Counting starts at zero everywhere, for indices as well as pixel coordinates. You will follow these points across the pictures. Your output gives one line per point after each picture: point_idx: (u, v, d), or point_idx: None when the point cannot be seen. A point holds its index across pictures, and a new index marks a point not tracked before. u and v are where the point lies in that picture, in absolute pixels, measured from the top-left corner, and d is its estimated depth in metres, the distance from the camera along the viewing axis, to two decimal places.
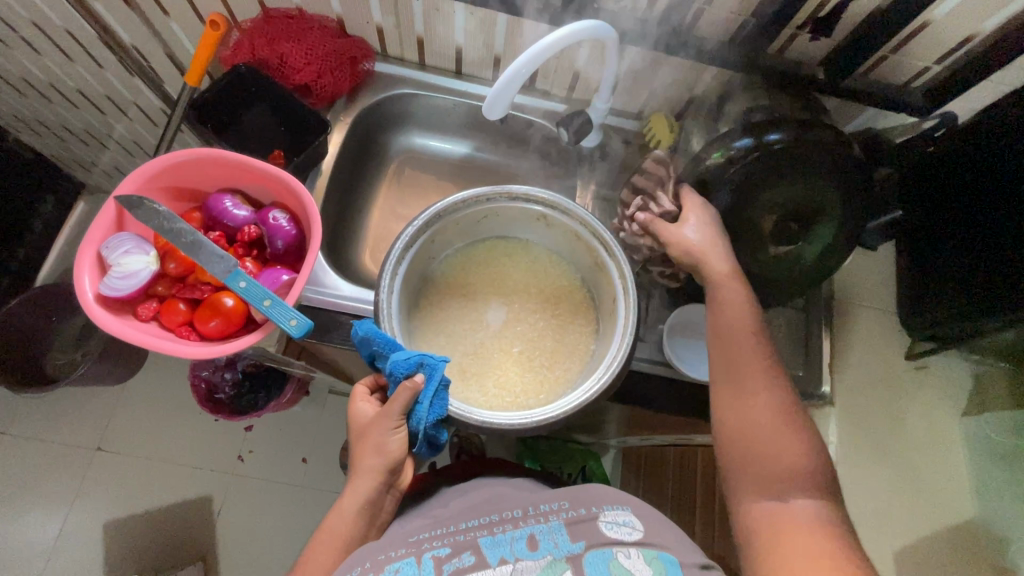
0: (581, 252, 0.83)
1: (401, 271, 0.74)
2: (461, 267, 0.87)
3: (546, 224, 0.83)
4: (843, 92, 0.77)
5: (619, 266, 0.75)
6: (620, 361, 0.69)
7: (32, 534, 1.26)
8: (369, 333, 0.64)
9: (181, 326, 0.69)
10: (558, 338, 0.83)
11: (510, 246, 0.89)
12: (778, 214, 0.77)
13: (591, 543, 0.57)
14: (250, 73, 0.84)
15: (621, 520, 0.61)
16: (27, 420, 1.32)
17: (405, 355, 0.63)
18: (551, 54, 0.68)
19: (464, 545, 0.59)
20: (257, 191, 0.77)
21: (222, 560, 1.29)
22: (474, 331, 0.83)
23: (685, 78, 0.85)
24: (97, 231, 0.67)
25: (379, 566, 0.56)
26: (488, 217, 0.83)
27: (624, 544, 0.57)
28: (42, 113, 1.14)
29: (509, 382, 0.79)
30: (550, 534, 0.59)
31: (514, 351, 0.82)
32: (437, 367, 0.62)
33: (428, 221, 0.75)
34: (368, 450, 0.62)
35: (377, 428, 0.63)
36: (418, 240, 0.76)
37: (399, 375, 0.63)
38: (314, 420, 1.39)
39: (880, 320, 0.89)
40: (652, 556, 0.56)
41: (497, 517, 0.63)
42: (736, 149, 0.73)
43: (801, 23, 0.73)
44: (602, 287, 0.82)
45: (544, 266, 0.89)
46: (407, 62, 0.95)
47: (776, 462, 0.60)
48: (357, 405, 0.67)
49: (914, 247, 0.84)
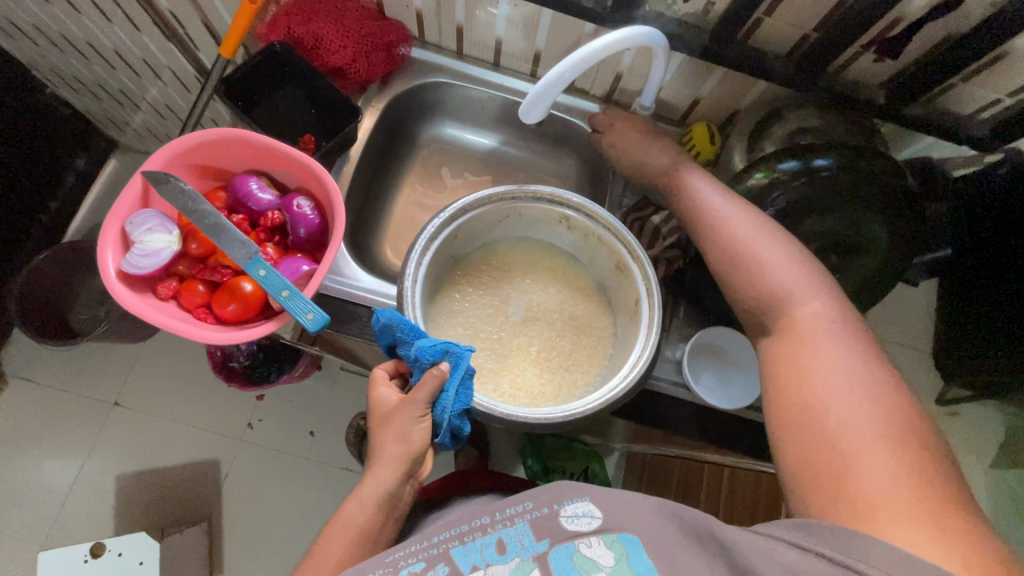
0: (602, 256, 0.80)
1: (425, 262, 0.72)
2: (482, 264, 0.85)
3: (568, 227, 0.80)
4: (903, 120, 0.72)
5: (644, 273, 0.73)
6: (637, 374, 0.67)
7: (49, 479, 1.30)
8: (392, 320, 0.62)
9: (199, 308, 0.69)
10: (576, 341, 0.81)
11: (530, 248, 0.87)
12: (818, 243, 0.74)
13: (556, 539, 0.53)
14: (284, 52, 0.82)
15: (581, 510, 0.55)
16: (49, 369, 1.36)
17: (431, 342, 0.61)
18: (596, 60, 0.65)
19: (437, 558, 0.54)
20: (283, 175, 0.76)
21: (226, 523, 1.32)
22: (493, 328, 0.81)
23: (734, 90, 0.81)
24: (123, 206, 0.67)
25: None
26: (510, 217, 0.81)
27: (585, 534, 0.53)
28: (78, 70, 1.14)
29: (527, 382, 0.77)
30: (517, 537, 0.54)
31: (531, 351, 0.80)
32: (463, 356, 0.61)
33: (455, 215, 0.74)
34: (390, 439, 0.60)
35: (401, 415, 0.61)
36: (443, 234, 0.74)
37: (425, 361, 0.61)
38: (324, 396, 1.40)
39: (914, 359, 0.85)
40: (612, 540, 0.51)
41: (466, 526, 0.58)
42: (781, 171, 0.71)
43: (866, 43, 0.68)
44: (622, 293, 0.80)
45: (563, 269, 0.86)
46: (444, 50, 0.92)
47: (769, 279, 0.60)
48: (379, 390, 0.65)
49: (958, 290, 0.79)
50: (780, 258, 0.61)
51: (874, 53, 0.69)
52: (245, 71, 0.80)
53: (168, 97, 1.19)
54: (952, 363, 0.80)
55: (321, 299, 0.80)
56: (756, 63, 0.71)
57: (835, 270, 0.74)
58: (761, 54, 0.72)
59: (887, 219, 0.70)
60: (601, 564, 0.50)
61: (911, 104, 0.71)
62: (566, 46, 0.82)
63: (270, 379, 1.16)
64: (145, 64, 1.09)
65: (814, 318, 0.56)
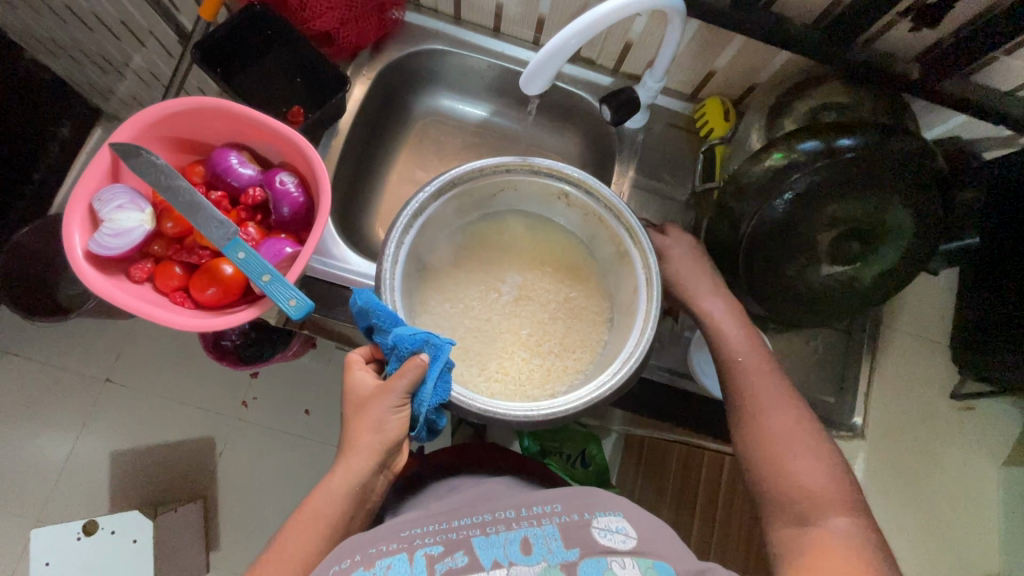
0: (602, 235, 0.75)
1: (407, 241, 0.66)
2: (471, 242, 0.79)
3: (569, 203, 0.75)
4: (938, 96, 0.66)
5: (644, 254, 0.67)
6: (635, 362, 0.63)
7: (42, 455, 1.28)
8: (367, 304, 0.58)
9: (175, 291, 0.65)
10: (571, 322, 0.76)
11: (527, 225, 0.81)
12: (839, 231, 0.68)
13: (587, 550, 0.51)
14: (265, 14, 0.75)
15: (614, 526, 0.54)
16: (37, 345, 1.32)
17: (410, 331, 0.57)
18: (606, 25, 0.60)
19: (457, 544, 0.53)
20: (265, 149, 0.70)
21: (221, 501, 1.31)
22: (482, 311, 0.76)
23: (752, 62, 0.75)
24: (90, 180, 0.62)
25: (371, 559, 0.51)
26: (504, 191, 0.76)
27: (618, 552, 0.51)
28: (54, 32, 1.07)
29: (514, 367, 0.72)
30: (544, 538, 0.52)
31: (522, 334, 0.75)
32: (442, 348, 0.57)
33: (441, 188, 0.68)
34: (365, 427, 0.57)
35: (377, 404, 0.57)
36: (431, 209, 0.69)
37: (403, 351, 0.57)
38: (318, 376, 1.37)
39: (930, 351, 0.82)
40: (647, 565, 0.49)
41: (489, 516, 0.56)
42: (801, 152, 0.65)
43: (904, 9, 0.62)
44: (621, 275, 0.75)
45: (559, 246, 0.81)
46: (441, 15, 0.85)
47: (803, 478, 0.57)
48: (354, 373, 0.60)
49: (980, 279, 0.75)
50: (811, 464, 0.58)
51: (912, 20, 0.63)
52: (224, 34, 0.74)
53: (151, 63, 1.12)
54: (968, 357, 0.77)
55: (306, 282, 0.76)
56: (780, 31, 0.65)
57: (859, 258, 0.70)
58: (788, 21, 0.66)
59: (911, 199, 0.65)
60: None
61: (950, 78, 0.65)
62: (572, 12, 0.76)
63: (263, 357, 1.10)
64: (124, 26, 1.02)
65: (840, 540, 0.53)
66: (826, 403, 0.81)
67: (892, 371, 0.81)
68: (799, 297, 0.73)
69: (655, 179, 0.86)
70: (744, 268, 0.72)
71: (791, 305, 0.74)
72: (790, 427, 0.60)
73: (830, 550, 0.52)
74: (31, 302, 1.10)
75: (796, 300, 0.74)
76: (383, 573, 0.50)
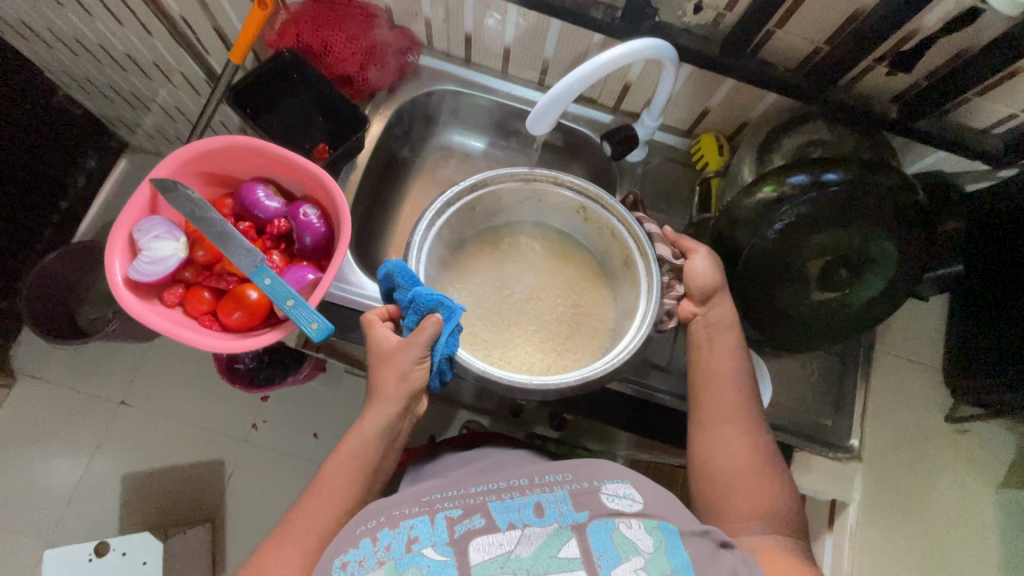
0: (612, 250, 0.80)
1: (439, 223, 0.74)
2: (490, 245, 0.84)
3: (585, 218, 0.80)
4: (917, 135, 0.71)
5: (649, 263, 0.72)
6: (625, 355, 0.67)
7: (57, 475, 1.31)
8: (394, 267, 0.65)
9: (204, 315, 0.69)
10: (576, 325, 0.79)
11: (544, 233, 0.86)
12: (828, 258, 0.72)
13: (595, 513, 0.55)
14: (293, 60, 0.82)
15: (622, 492, 0.58)
16: (57, 367, 1.37)
17: (428, 291, 0.63)
18: (607, 71, 0.65)
19: (474, 508, 0.57)
20: (291, 183, 0.76)
21: (228, 523, 1.32)
22: (494, 304, 0.80)
23: (743, 100, 0.80)
24: (131, 212, 0.67)
25: (394, 521, 0.56)
26: (528, 200, 0.82)
27: (625, 514, 0.55)
28: (91, 72, 1.15)
29: (518, 357, 0.75)
30: (556, 503, 0.56)
31: (528, 329, 0.78)
32: (454, 312, 0.62)
33: (474, 186, 0.75)
34: (392, 376, 0.62)
35: (401, 356, 0.62)
36: (463, 200, 0.76)
37: (421, 306, 0.63)
38: (328, 398, 1.40)
39: (923, 375, 0.84)
40: (652, 525, 0.54)
41: (504, 483, 0.60)
42: (790, 185, 0.69)
43: (880, 56, 0.66)
44: (626, 286, 0.78)
45: (574, 255, 0.86)
46: (453, 58, 0.92)
47: (756, 496, 0.63)
48: (375, 331, 0.65)
49: (967, 306, 0.80)
50: (765, 486, 0.63)
51: (888, 65, 0.67)
52: (253, 78, 0.80)
53: (178, 99, 1.20)
54: (959, 380, 0.80)
55: (325, 306, 0.80)
56: (764, 73, 0.70)
57: (847, 284, 0.74)
58: (773, 66, 0.71)
59: (899, 227, 0.68)
60: (641, 547, 0.52)
61: (925, 118, 0.70)
62: (574, 56, 0.82)
63: (275, 382, 1.13)
64: (155, 67, 1.10)
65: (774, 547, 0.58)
66: (823, 426, 0.82)
67: (888, 392, 0.83)
68: (792, 323, 0.77)
69: (654, 208, 0.90)
70: (740, 288, 0.76)
71: (784, 330, 0.78)
72: (750, 449, 0.65)
73: (772, 552, 0.57)
74: (55, 329, 1.14)
75: (788, 325, 0.78)
76: (406, 533, 0.54)
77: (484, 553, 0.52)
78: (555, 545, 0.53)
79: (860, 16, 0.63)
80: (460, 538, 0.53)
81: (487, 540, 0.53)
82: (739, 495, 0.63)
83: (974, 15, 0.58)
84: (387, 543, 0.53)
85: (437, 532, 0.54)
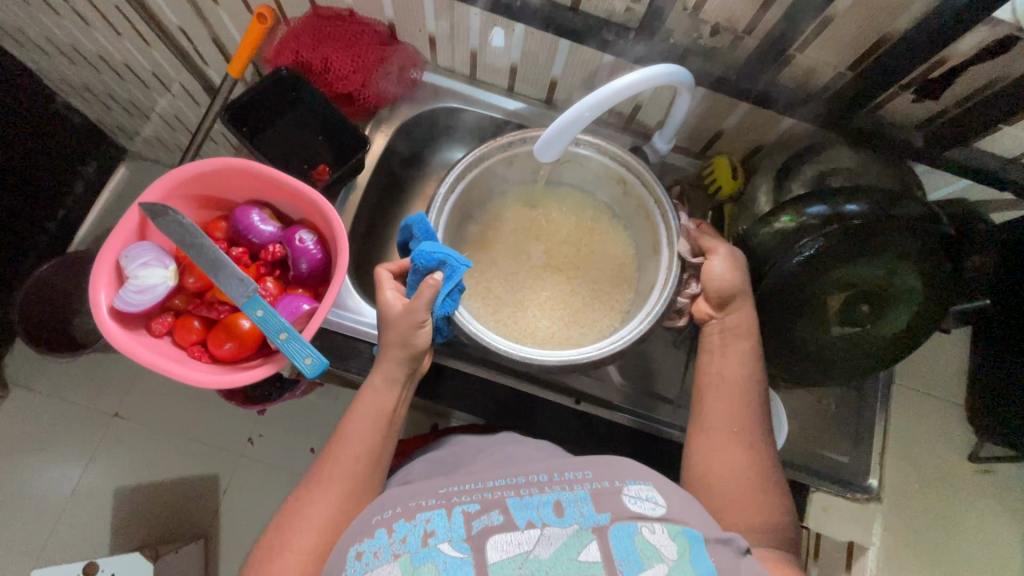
0: (644, 228, 0.77)
1: (469, 176, 0.74)
2: (517, 203, 0.84)
3: (625, 191, 0.77)
4: (943, 164, 0.67)
5: (672, 254, 0.69)
6: (614, 347, 0.66)
7: (47, 489, 1.27)
8: (413, 222, 0.66)
9: (193, 345, 0.66)
10: (586, 302, 0.80)
11: (579, 203, 0.84)
12: (848, 293, 0.69)
13: (617, 515, 0.52)
14: (290, 78, 0.79)
15: (644, 494, 0.54)
16: (50, 378, 1.33)
17: (431, 250, 0.62)
18: (620, 98, 0.61)
19: (493, 503, 0.54)
20: (288, 207, 0.73)
21: (222, 540, 1.29)
22: (511, 265, 0.82)
23: (758, 124, 0.77)
24: (118, 239, 0.64)
25: (411, 513, 0.53)
26: (569, 162, 0.78)
27: (648, 518, 0.52)
28: (90, 80, 1.12)
29: (525, 320, 0.78)
30: (576, 503, 0.53)
31: (541, 295, 0.80)
32: (457, 270, 0.60)
33: (512, 142, 0.73)
34: (394, 342, 0.61)
35: (403, 322, 0.60)
36: (497, 156, 0.74)
37: (421, 267, 0.62)
38: (327, 415, 1.37)
39: (944, 412, 0.81)
40: (676, 531, 0.51)
41: (522, 479, 0.57)
42: (809, 217, 0.64)
43: (906, 83, 0.63)
44: (649, 270, 0.76)
45: (604, 229, 0.83)
46: (457, 75, 0.89)
47: (767, 512, 0.59)
48: (384, 294, 0.63)
49: (995, 344, 0.76)
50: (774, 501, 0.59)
51: (914, 92, 0.64)
52: (251, 96, 0.78)
53: (177, 108, 1.17)
54: (982, 419, 0.78)
55: (321, 332, 0.77)
56: (784, 100, 0.68)
57: (868, 321, 0.70)
58: (793, 91, 0.68)
59: (922, 267, 0.65)
60: (664, 554, 0.49)
61: (954, 146, 0.66)
62: (584, 75, 0.79)
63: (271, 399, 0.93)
64: (154, 76, 1.07)
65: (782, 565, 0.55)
66: (840, 464, 0.79)
67: (908, 428, 0.80)
68: (809, 357, 0.74)
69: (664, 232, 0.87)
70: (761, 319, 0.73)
71: (800, 363, 0.75)
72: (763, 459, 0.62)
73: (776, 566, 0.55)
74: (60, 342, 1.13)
75: (805, 359, 0.75)
76: (423, 526, 0.52)
77: (502, 552, 0.50)
78: (576, 547, 0.50)
79: (887, 42, 0.60)
80: (477, 534, 0.51)
81: (504, 538, 0.50)
82: (745, 502, 0.59)
83: (1009, 42, 0.55)
84: (403, 536, 0.51)
85: (454, 527, 0.52)
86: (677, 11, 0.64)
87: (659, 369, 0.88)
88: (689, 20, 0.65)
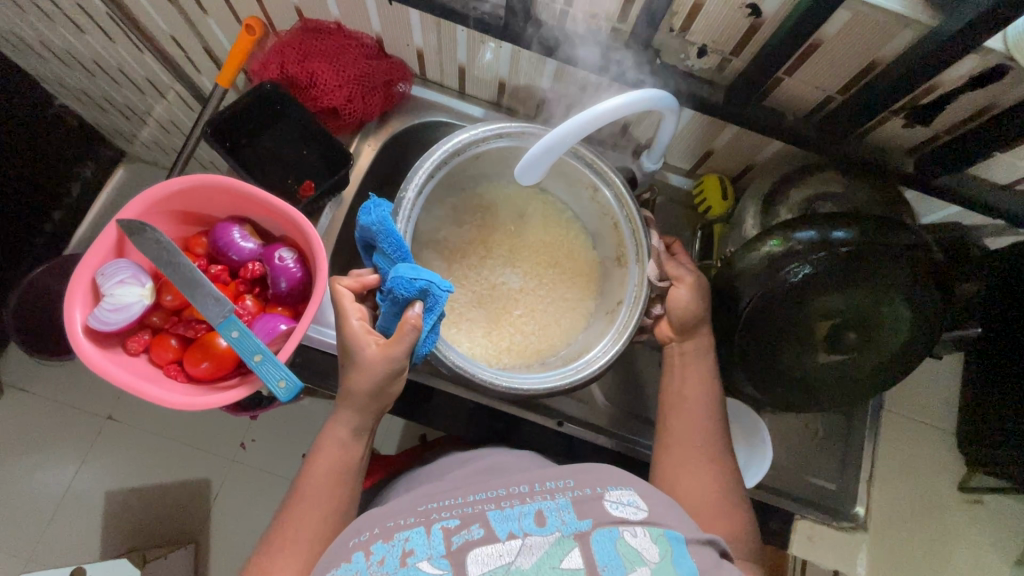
0: (610, 237, 0.77)
1: (438, 173, 0.71)
2: (489, 216, 0.81)
3: (592, 196, 0.76)
4: (932, 189, 0.66)
5: (641, 275, 0.69)
6: (583, 376, 0.66)
7: (40, 491, 1.27)
8: (381, 226, 0.61)
9: (170, 364, 0.66)
10: (555, 317, 0.78)
11: (545, 202, 0.82)
12: (834, 321, 0.68)
13: (599, 521, 0.48)
14: (276, 92, 0.78)
15: (625, 499, 0.51)
16: (43, 380, 1.32)
17: (410, 277, 0.56)
18: (603, 123, 0.60)
19: (473, 517, 0.50)
20: (269, 223, 0.72)
21: (213, 545, 1.28)
22: (481, 288, 0.79)
23: (748, 146, 0.76)
24: (95, 255, 0.63)
25: (389, 533, 0.50)
26: None
27: (630, 522, 0.49)
28: (86, 85, 1.11)
29: (502, 335, 0.76)
30: (558, 511, 0.50)
31: (513, 314, 0.78)
32: (439, 301, 0.57)
33: (487, 134, 0.70)
34: (362, 388, 0.58)
35: (379, 367, 0.57)
36: (467, 150, 0.71)
37: (400, 295, 0.57)
38: (320, 422, 1.36)
39: (930, 437, 0.81)
40: (658, 533, 0.48)
41: (503, 491, 0.54)
42: (798, 241, 0.63)
43: (897, 108, 0.62)
44: (614, 280, 0.77)
45: (571, 231, 0.82)
46: (446, 89, 0.88)
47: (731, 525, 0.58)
48: (351, 325, 0.58)
49: (985, 370, 0.76)
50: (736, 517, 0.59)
51: (905, 117, 0.63)
52: (236, 110, 0.77)
53: (173, 114, 1.16)
54: (972, 449, 0.77)
55: (305, 349, 0.77)
56: (771, 125, 0.66)
57: (855, 348, 0.69)
58: (781, 115, 0.67)
59: (910, 298, 0.64)
60: (646, 557, 0.46)
61: (944, 174, 0.65)
62: (573, 92, 0.78)
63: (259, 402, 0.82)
64: (149, 81, 1.06)
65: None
66: (826, 490, 0.78)
67: (894, 452, 0.80)
68: (797, 385, 0.73)
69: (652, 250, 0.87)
70: (738, 345, 0.72)
71: (786, 390, 0.74)
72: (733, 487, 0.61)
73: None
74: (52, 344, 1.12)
75: (793, 386, 0.74)
76: (401, 546, 0.48)
77: (483, 566, 0.45)
78: (558, 555, 0.46)
79: (877, 67, 0.59)
80: (457, 549, 0.47)
81: (486, 551, 0.46)
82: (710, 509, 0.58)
83: (1001, 71, 0.53)
84: (381, 558, 0.47)
85: (434, 544, 0.48)
86: (664, 32, 0.63)
87: (648, 388, 0.87)
88: (676, 41, 0.64)
